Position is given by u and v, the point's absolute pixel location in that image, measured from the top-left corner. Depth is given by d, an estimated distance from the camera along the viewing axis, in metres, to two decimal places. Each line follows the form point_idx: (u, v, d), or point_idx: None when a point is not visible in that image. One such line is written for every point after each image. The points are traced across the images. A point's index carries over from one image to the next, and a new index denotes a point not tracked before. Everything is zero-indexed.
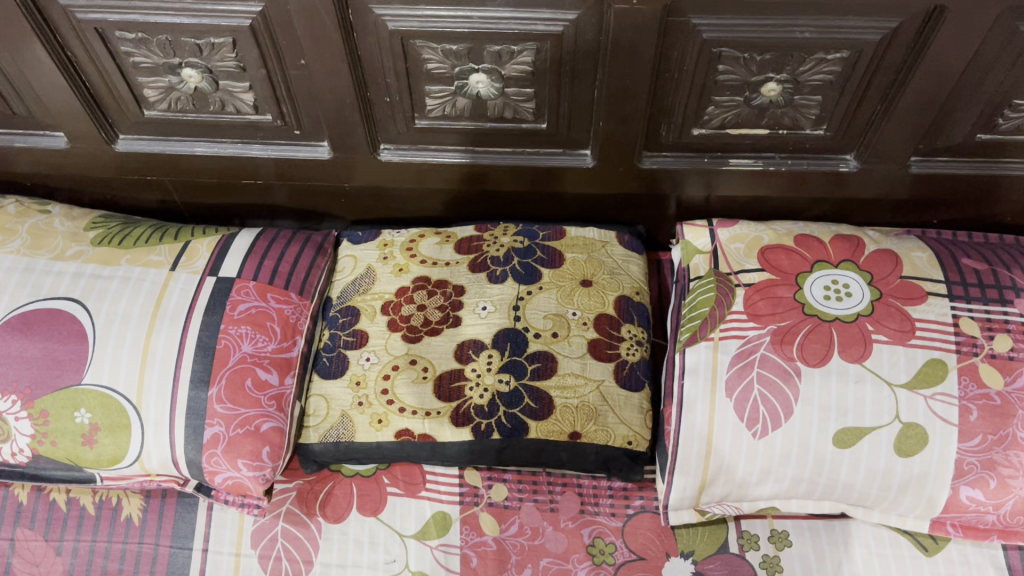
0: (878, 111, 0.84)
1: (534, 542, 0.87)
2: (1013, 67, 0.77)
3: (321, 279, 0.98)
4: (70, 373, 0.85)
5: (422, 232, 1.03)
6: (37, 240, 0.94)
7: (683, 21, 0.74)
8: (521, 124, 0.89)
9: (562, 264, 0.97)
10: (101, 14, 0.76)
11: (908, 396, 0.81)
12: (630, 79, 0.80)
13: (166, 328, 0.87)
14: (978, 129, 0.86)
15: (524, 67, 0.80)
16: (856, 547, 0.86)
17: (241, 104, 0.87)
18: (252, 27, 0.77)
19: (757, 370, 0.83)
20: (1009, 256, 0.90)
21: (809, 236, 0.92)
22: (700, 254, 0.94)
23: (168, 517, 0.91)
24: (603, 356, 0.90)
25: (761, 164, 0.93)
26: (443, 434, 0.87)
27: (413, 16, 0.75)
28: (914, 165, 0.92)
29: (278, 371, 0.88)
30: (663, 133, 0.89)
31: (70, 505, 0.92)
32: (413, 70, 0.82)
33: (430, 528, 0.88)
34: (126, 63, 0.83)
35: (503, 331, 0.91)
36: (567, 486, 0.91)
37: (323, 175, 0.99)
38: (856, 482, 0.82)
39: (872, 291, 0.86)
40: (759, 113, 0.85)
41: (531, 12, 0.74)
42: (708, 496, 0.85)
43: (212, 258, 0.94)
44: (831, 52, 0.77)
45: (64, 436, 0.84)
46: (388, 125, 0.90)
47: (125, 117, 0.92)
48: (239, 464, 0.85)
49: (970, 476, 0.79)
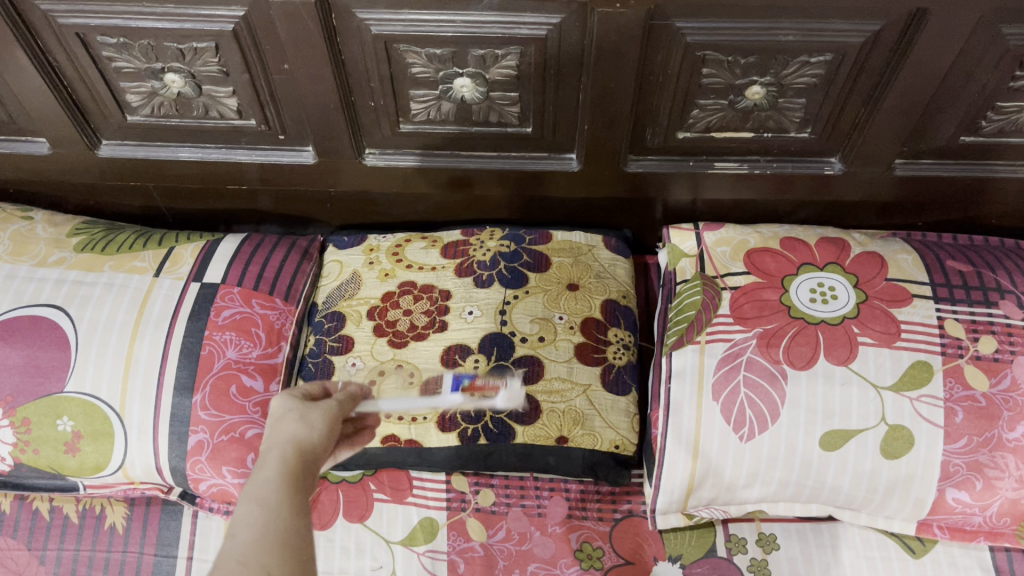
0: (862, 113, 0.85)
1: (522, 548, 0.87)
2: (995, 71, 0.77)
3: (306, 285, 0.98)
4: (52, 380, 0.84)
5: (408, 237, 1.03)
6: (19, 246, 0.94)
7: (665, 24, 0.74)
8: (506, 128, 0.89)
9: (549, 268, 0.97)
10: (81, 19, 0.76)
11: (894, 399, 0.80)
12: (615, 82, 0.80)
13: (149, 334, 0.86)
14: (961, 132, 0.86)
15: (509, 71, 0.80)
16: (843, 550, 0.86)
17: (225, 109, 0.87)
18: (235, 32, 0.76)
19: (743, 374, 0.83)
20: (994, 258, 0.90)
21: (795, 239, 0.92)
22: (687, 257, 0.94)
23: (153, 526, 0.90)
24: (590, 360, 0.90)
25: (746, 167, 0.94)
26: (430, 439, 0.88)
27: (397, 20, 0.75)
28: (898, 168, 0.92)
29: (263, 377, 0.88)
30: (648, 136, 0.89)
31: (53, 514, 0.91)
32: (397, 74, 0.81)
33: (417, 534, 0.88)
34: (108, 68, 0.82)
35: (489, 335, 0.91)
36: (554, 490, 0.91)
37: (308, 179, 0.99)
38: (843, 485, 0.81)
39: (857, 293, 0.86)
40: (743, 117, 0.85)
41: (514, 16, 0.74)
42: (696, 500, 0.85)
43: (196, 264, 0.93)
44: (815, 55, 0.77)
45: (46, 444, 0.84)
46: (373, 129, 0.90)
47: (108, 123, 0.92)
48: (224, 471, 0.84)
49: (956, 477, 0.79)
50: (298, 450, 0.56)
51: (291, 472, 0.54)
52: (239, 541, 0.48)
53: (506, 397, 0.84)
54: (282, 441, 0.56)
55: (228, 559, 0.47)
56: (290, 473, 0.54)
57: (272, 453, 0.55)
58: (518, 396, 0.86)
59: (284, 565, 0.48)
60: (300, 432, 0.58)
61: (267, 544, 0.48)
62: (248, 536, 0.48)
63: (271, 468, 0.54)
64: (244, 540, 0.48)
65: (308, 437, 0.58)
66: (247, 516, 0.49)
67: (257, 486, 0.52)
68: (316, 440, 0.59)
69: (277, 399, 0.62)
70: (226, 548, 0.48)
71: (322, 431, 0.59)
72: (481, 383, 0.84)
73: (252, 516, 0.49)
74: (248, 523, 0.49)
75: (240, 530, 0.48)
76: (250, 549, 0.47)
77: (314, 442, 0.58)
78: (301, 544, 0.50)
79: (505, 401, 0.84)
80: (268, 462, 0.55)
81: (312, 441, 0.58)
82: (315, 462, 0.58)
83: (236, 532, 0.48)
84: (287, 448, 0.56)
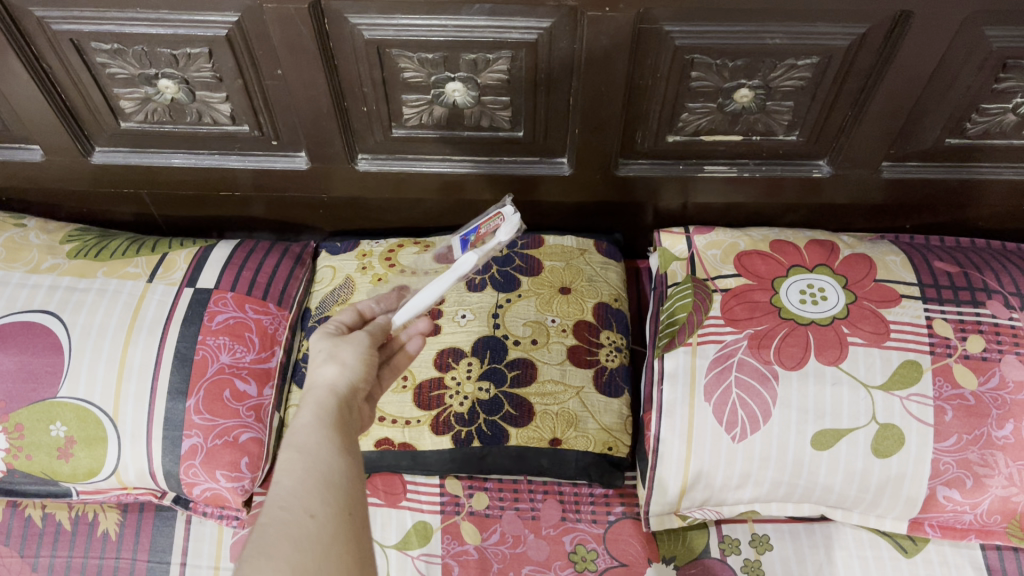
0: (849, 116, 0.86)
1: (515, 550, 0.87)
2: (980, 72, 0.78)
3: (299, 290, 0.99)
4: (46, 386, 0.84)
5: (401, 242, 1.03)
6: (12, 252, 0.94)
7: (655, 28, 0.75)
8: (498, 132, 0.90)
9: (541, 271, 0.99)
10: (76, 25, 0.77)
11: (884, 398, 0.81)
12: (605, 86, 0.81)
13: (143, 340, 0.87)
14: (947, 134, 0.87)
15: (501, 75, 0.81)
16: (836, 550, 0.86)
17: (219, 115, 0.87)
18: (228, 37, 0.77)
19: (735, 374, 0.83)
20: (981, 259, 0.91)
21: (784, 242, 0.93)
22: (677, 260, 0.95)
23: (146, 532, 0.90)
24: (583, 363, 0.91)
25: (735, 170, 0.95)
26: (423, 442, 0.88)
27: (389, 25, 0.76)
28: (886, 170, 0.93)
29: (256, 382, 0.88)
30: (638, 139, 0.90)
31: (46, 521, 0.91)
32: (390, 78, 0.82)
33: (411, 538, 0.88)
34: (102, 74, 0.83)
35: (482, 338, 0.92)
36: (548, 493, 0.91)
37: (301, 186, 0.99)
38: (835, 484, 0.82)
39: (846, 294, 0.87)
40: (733, 120, 0.86)
41: (505, 21, 0.75)
42: (689, 501, 0.85)
43: (190, 269, 0.94)
44: (802, 58, 0.78)
45: (39, 449, 0.84)
46: (366, 134, 0.91)
47: (101, 130, 0.92)
48: (218, 475, 0.84)
49: (946, 475, 0.80)
50: (332, 394, 0.58)
51: (327, 416, 0.56)
52: (284, 484, 0.49)
53: (505, 229, 0.77)
54: (318, 386, 0.59)
55: (273, 503, 0.48)
56: (328, 417, 0.56)
57: (309, 400, 0.57)
58: (517, 222, 0.77)
59: (329, 504, 0.49)
60: (333, 377, 0.60)
61: (310, 487, 0.49)
62: (290, 480, 0.49)
63: (311, 415, 0.55)
64: (287, 485, 0.49)
65: (343, 380, 0.60)
66: (288, 463, 0.51)
67: (299, 434, 0.53)
68: (351, 381, 0.60)
69: (315, 338, 0.65)
70: (273, 494, 0.49)
71: (354, 371, 0.61)
72: (483, 231, 0.78)
73: (294, 462, 0.51)
74: (291, 469, 0.50)
75: (284, 475, 0.50)
76: (294, 493, 0.49)
77: (348, 384, 0.60)
78: (345, 482, 0.51)
79: (507, 232, 0.77)
80: (306, 410, 0.56)
81: (348, 382, 0.60)
82: (352, 403, 0.59)
83: (279, 479, 0.50)
84: (322, 394, 0.58)
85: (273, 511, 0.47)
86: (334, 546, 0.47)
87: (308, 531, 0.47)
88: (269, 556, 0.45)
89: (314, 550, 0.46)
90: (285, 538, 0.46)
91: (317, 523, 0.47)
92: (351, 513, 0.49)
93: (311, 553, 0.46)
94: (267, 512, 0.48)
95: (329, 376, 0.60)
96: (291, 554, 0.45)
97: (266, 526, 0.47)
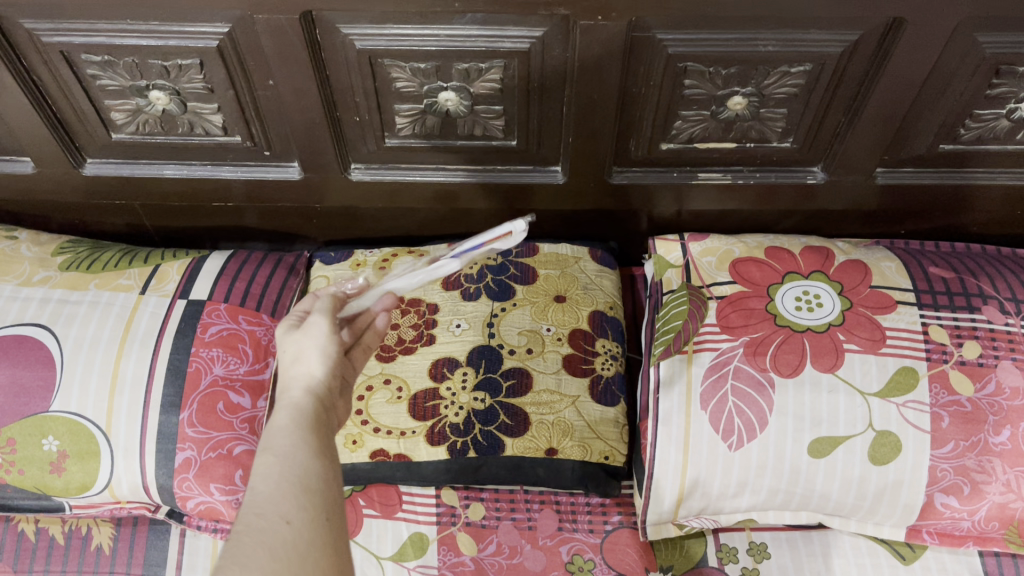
0: (843, 122, 0.86)
1: (512, 561, 0.86)
2: (973, 78, 0.78)
3: (293, 300, 0.98)
4: (38, 400, 0.83)
5: (395, 252, 1.03)
6: (3, 265, 0.93)
7: (648, 36, 0.75)
8: (491, 141, 0.89)
9: (536, 280, 0.98)
10: (66, 37, 0.76)
11: (881, 404, 0.81)
12: (598, 93, 0.81)
13: (135, 353, 0.86)
14: (941, 140, 0.87)
15: (493, 84, 0.81)
16: (834, 557, 0.86)
17: (210, 125, 0.87)
18: (219, 48, 0.76)
19: (730, 382, 0.83)
20: (976, 265, 0.91)
21: (779, 249, 0.93)
22: (672, 268, 0.94)
23: (140, 545, 0.89)
24: (578, 371, 0.91)
25: (729, 177, 0.95)
26: (419, 453, 0.87)
27: (381, 35, 0.76)
28: (880, 175, 0.93)
29: (250, 394, 0.87)
30: (633, 147, 0.90)
31: (39, 535, 0.90)
32: (383, 88, 0.82)
33: (407, 549, 0.87)
34: (93, 86, 0.83)
35: (477, 348, 0.92)
36: (544, 503, 0.90)
37: (294, 196, 0.99)
38: (832, 492, 0.82)
39: (841, 300, 0.87)
40: (726, 127, 0.86)
41: (497, 30, 0.75)
42: (686, 510, 0.85)
43: (182, 281, 0.93)
44: (795, 65, 0.78)
45: (31, 464, 0.83)
46: (358, 144, 0.91)
47: (92, 142, 0.92)
48: (211, 488, 0.83)
49: (944, 483, 0.79)
50: (308, 397, 0.59)
51: (304, 419, 0.56)
52: (258, 489, 0.49)
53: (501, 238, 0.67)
54: (293, 389, 0.59)
55: (248, 509, 0.48)
56: (304, 418, 0.56)
57: (286, 403, 0.58)
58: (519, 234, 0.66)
59: (305, 509, 0.48)
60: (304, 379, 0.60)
61: (285, 491, 0.49)
62: (266, 485, 0.49)
63: (286, 419, 0.55)
64: (262, 491, 0.49)
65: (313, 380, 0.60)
66: (264, 467, 0.50)
67: (274, 437, 0.53)
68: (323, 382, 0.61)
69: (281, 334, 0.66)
70: (248, 500, 0.49)
71: (326, 368, 0.62)
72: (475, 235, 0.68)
73: (269, 466, 0.50)
74: (266, 473, 0.50)
75: (258, 479, 0.49)
76: (269, 499, 0.48)
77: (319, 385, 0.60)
78: (321, 486, 0.50)
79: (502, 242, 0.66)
80: (282, 413, 0.56)
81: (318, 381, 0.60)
82: (328, 403, 0.60)
83: (254, 484, 0.49)
84: (298, 397, 0.58)
85: (248, 517, 0.47)
86: (311, 553, 0.46)
87: (283, 537, 0.46)
88: (242, 564, 0.44)
89: (288, 558, 0.45)
90: (259, 545, 0.45)
91: (293, 529, 0.47)
92: (328, 517, 0.49)
93: (287, 560, 0.45)
94: (242, 519, 0.47)
95: (303, 377, 0.61)
96: (266, 561, 0.44)
97: (241, 534, 0.46)
